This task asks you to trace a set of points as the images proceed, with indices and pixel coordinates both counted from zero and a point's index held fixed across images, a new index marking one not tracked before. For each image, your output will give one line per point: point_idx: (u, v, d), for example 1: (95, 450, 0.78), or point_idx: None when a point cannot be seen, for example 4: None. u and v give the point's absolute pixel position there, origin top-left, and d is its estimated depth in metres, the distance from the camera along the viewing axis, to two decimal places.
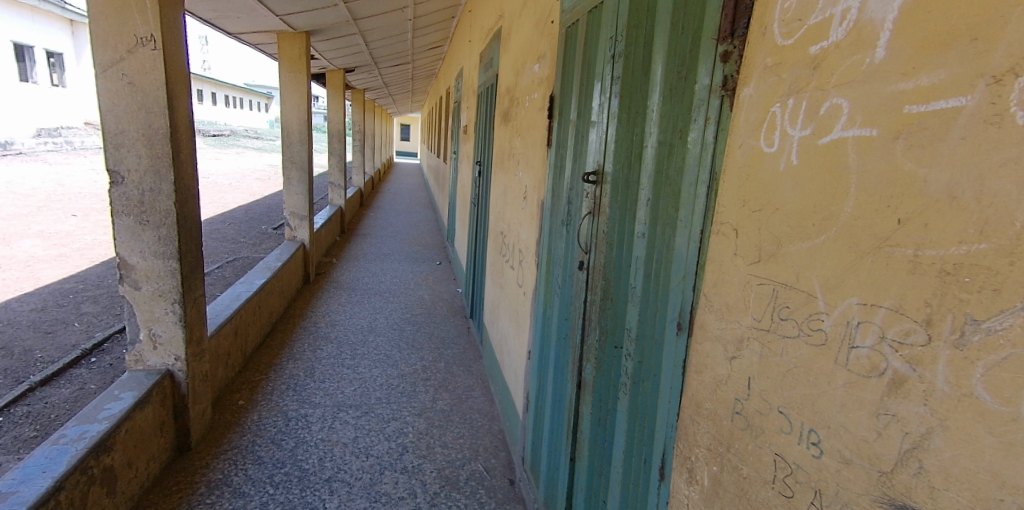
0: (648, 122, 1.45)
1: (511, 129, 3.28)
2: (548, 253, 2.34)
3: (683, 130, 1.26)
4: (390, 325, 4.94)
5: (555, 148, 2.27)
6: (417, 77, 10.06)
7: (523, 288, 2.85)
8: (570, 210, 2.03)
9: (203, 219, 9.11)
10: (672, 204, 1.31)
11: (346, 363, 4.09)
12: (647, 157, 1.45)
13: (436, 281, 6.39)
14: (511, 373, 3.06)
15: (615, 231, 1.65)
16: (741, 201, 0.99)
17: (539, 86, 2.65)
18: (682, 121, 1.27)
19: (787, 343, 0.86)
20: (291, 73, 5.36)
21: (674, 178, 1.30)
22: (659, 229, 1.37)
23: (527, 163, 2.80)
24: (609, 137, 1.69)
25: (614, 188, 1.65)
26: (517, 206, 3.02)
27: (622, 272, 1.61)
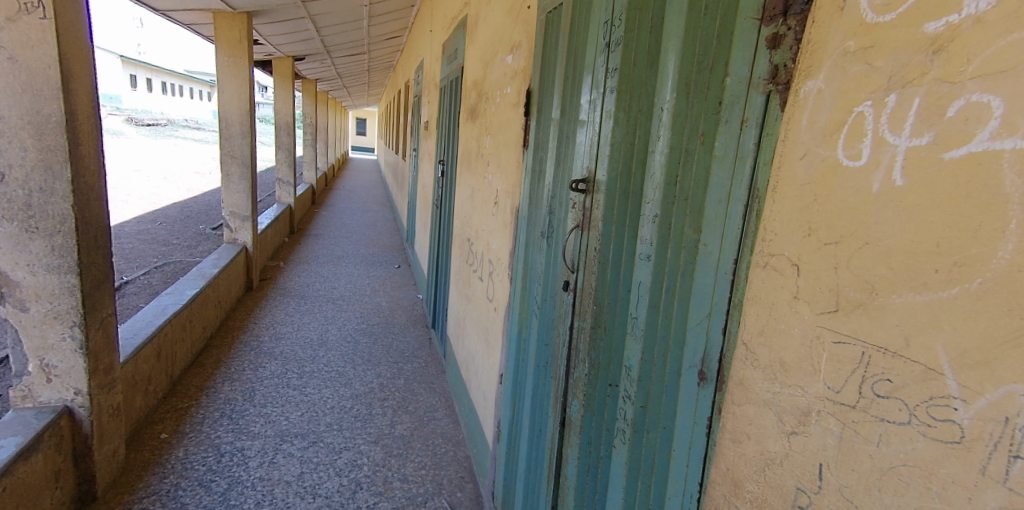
0: (658, 122, 1.21)
1: (479, 127, 3.02)
2: (525, 267, 2.09)
3: (708, 134, 1.02)
4: (345, 337, 4.60)
5: (532, 151, 2.02)
6: (374, 70, 9.63)
7: (494, 303, 2.58)
8: (553, 221, 1.79)
9: (134, 217, 8.42)
10: (690, 225, 1.07)
11: (293, 383, 3.76)
12: (655, 167, 1.21)
13: (394, 287, 6.05)
14: (479, 395, 2.80)
15: (611, 250, 1.42)
16: (805, 228, 0.75)
17: (511, 80, 2.39)
18: (706, 123, 1.03)
19: (886, 429, 0.63)
20: (231, 58, 4.92)
21: (694, 194, 1.06)
22: (674, 251, 1.13)
23: (498, 165, 2.55)
24: (604, 138, 1.43)
25: (609, 200, 1.41)
26: (486, 213, 2.76)
27: (621, 298, 1.37)
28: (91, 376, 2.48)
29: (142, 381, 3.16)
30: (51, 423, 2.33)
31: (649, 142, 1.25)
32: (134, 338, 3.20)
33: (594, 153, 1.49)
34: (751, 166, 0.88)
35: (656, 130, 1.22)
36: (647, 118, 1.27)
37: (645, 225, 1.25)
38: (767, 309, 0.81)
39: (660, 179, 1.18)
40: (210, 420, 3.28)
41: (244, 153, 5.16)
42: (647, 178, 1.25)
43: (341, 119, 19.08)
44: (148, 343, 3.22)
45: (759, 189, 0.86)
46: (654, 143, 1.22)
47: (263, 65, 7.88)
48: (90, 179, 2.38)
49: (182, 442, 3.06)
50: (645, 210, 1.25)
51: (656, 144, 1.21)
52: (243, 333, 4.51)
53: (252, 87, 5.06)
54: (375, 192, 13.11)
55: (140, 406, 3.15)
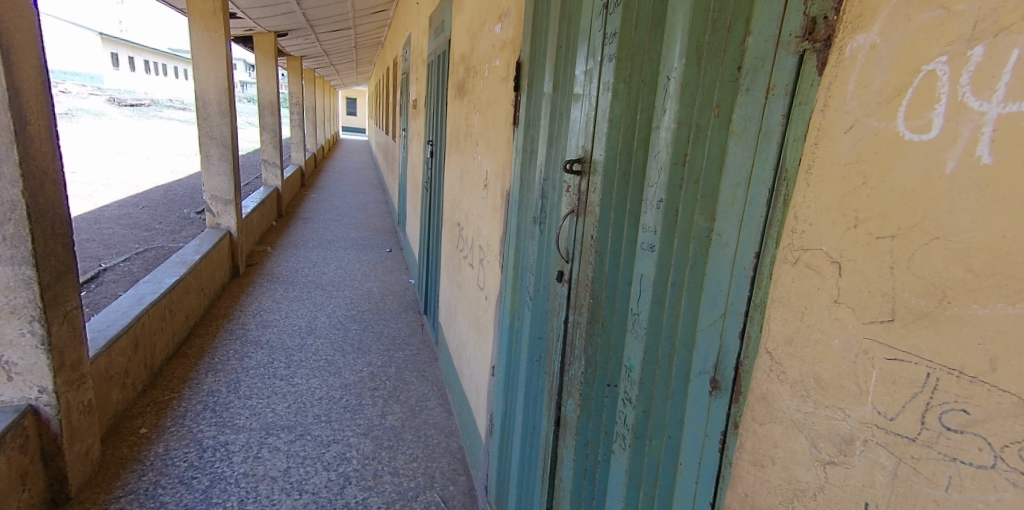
0: (664, 94, 1.06)
1: (467, 104, 2.84)
2: (517, 254, 1.94)
3: (725, 106, 0.88)
4: (334, 324, 4.45)
5: (523, 129, 1.86)
6: (363, 47, 9.35)
7: (485, 292, 2.45)
8: (547, 205, 1.64)
9: (117, 201, 8.20)
10: (702, 213, 0.93)
11: (279, 373, 3.63)
12: (660, 145, 1.07)
13: (385, 272, 5.89)
14: (471, 385, 2.69)
15: (610, 237, 1.28)
16: (850, 216, 0.61)
17: (500, 51, 2.22)
18: (722, 93, 0.88)
19: (959, 472, 0.51)
20: (206, 32, 4.68)
21: (707, 176, 0.92)
22: (683, 240, 0.99)
23: (486, 145, 2.39)
24: (602, 113, 1.28)
25: (608, 182, 1.26)
26: (475, 196, 2.60)
27: (622, 291, 1.24)
28: (55, 373, 2.39)
29: (118, 375, 3.03)
30: (15, 424, 2.23)
31: (655, 116, 1.10)
32: (107, 330, 3.06)
33: (591, 129, 1.34)
34: (781, 141, 0.73)
35: (661, 104, 1.07)
36: (652, 89, 1.12)
37: (649, 211, 1.11)
38: (799, 313, 0.68)
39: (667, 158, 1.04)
40: (192, 413, 3.15)
41: (224, 134, 4.93)
42: (652, 158, 1.10)
43: (332, 100, 18.72)
44: (123, 334, 3.07)
45: (788, 170, 0.72)
46: (660, 117, 1.07)
47: (244, 42, 7.62)
48: (43, 163, 2.31)
49: (161, 437, 2.94)
50: (649, 193, 1.11)
51: (661, 119, 1.07)
52: (228, 321, 4.36)
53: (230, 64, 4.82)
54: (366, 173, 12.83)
55: (117, 401, 3.02)
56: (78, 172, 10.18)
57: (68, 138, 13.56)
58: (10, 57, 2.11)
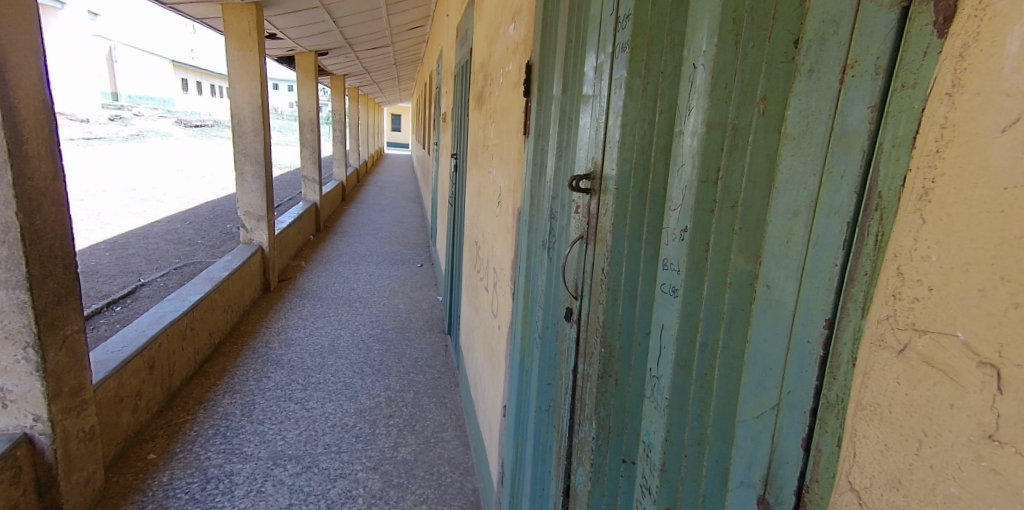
0: (689, 89, 0.79)
1: (486, 114, 2.57)
2: (526, 281, 1.66)
3: (776, 99, 0.60)
4: (361, 341, 4.06)
5: (532, 140, 1.59)
6: (401, 64, 9.30)
7: (497, 319, 2.12)
8: (554, 228, 1.37)
9: (162, 217, 8.39)
10: (742, 249, 0.65)
11: (295, 395, 3.30)
12: (685, 155, 0.79)
13: (413, 289, 5.40)
14: (486, 422, 2.34)
15: (623, 272, 1.00)
16: (1017, 281, 0.34)
17: (514, 54, 1.95)
18: (769, 80, 0.61)
19: None
20: (241, 52, 4.48)
21: (753, 197, 0.64)
22: (718, 285, 0.71)
23: (500, 157, 2.13)
24: (615, 116, 1.01)
25: (621, 203, 0.99)
26: (490, 213, 2.33)
27: (640, 344, 0.96)
28: (52, 400, 2.17)
29: (130, 396, 2.78)
30: (0, 456, 2.01)
31: (678, 118, 0.83)
32: (121, 352, 2.81)
33: (602, 135, 1.07)
34: (870, 146, 0.46)
35: (685, 102, 0.81)
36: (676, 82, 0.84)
37: (672, 241, 0.84)
38: (911, 443, 0.40)
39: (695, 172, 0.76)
40: (202, 437, 2.87)
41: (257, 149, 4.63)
42: (677, 173, 0.83)
43: (375, 115, 18.97)
44: (137, 354, 2.83)
45: (883, 191, 0.45)
46: (685, 118, 0.80)
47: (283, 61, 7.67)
48: (43, 184, 2.14)
49: (169, 463, 2.66)
50: (672, 217, 0.83)
51: (686, 122, 0.80)
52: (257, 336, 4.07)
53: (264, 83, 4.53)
54: (405, 187, 12.76)
55: (128, 423, 2.76)
56: (137, 189, 10.57)
57: (131, 156, 14.22)
58: (6, 74, 1.95)
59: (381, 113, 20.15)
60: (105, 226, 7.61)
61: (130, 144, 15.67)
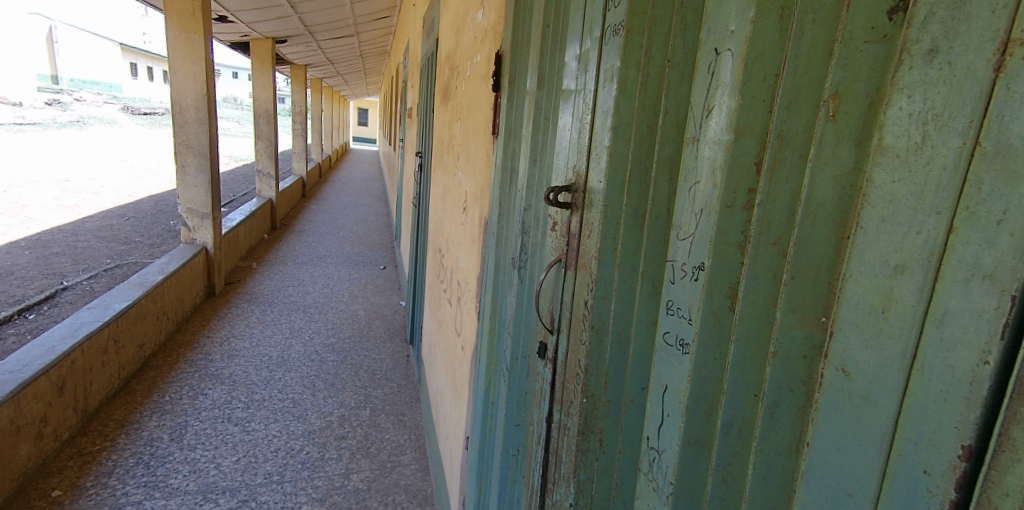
0: (707, 82, 0.60)
1: (450, 109, 2.31)
2: (492, 302, 1.43)
3: (845, 103, 0.43)
4: (314, 329, 3.26)
5: (502, 142, 1.38)
6: (367, 57, 8.93)
7: (461, 338, 1.86)
8: (526, 245, 1.17)
9: (98, 213, 7.77)
10: (789, 305, 0.48)
11: (236, 415, 2.46)
12: (701, 170, 0.61)
13: (376, 291, 4.07)
14: (445, 451, 2.01)
15: (612, 309, 0.81)
16: None
17: (482, 42, 1.71)
18: (833, 75, 0.44)
19: None
20: (183, 32, 3.46)
21: (807, 236, 0.46)
22: (754, 348, 0.53)
23: (466, 158, 1.89)
24: (603, 115, 0.82)
25: (610, 224, 0.80)
26: (454, 219, 2.09)
27: (633, 401, 0.77)
28: None
29: (30, 424, 1.99)
30: None
31: (690, 121, 0.65)
32: (21, 371, 2.01)
33: (587, 139, 0.87)
34: None
35: (698, 102, 0.62)
36: (690, 73, 0.65)
37: (680, 279, 0.65)
38: None
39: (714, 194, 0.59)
40: (116, 469, 2.07)
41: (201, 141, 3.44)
42: (683, 191, 0.65)
43: (340, 109, 18.39)
44: (38, 371, 2.02)
45: None
46: (701, 121, 0.61)
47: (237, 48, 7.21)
48: None
49: (76, 504, 1.89)
50: (679, 249, 0.65)
51: (701, 126, 0.61)
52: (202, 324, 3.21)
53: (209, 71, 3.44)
54: (370, 183, 12.28)
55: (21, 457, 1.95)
56: (73, 181, 9.82)
57: (71, 144, 13.30)
58: None
59: (346, 107, 19.49)
60: (30, 221, 6.97)
61: (71, 131, 14.66)
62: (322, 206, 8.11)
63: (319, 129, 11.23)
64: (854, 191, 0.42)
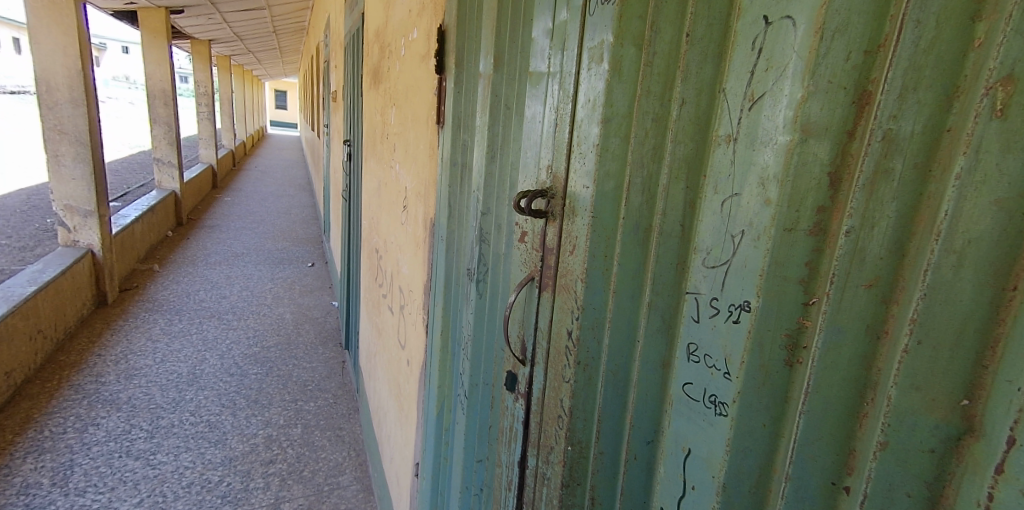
0: (753, 62, 0.45)
1: (382, 95, 2.08)
2: (444, 315, 1.25)
3: (1021, 95, 0.30)
4: (231, 339, 2.80)
5: (449, 132, 1.19)
6: (284, 34, 8.29)
7: (405, 352, 1.67)
8: (485, 255, 1.00)
9: None
10: (902, 379, 0.34)
11: (136, 447, 1.99)
12: (743, 179, 0.46)
13: (304, 291, 3.58)
14: (390, 473, 1.81)
15: (605, 344, 0.65)
16: None
17: (418, 18, 1.50)
18: (992, 59, 0.31)
19: None
20: None
21: (940, 285, 0.33)
22: (835, 422, 0.40)
23: (404, 151, 1.68)
24: (587, 102, 0.65)
25: (599, 239, 0.64)
26: (393, 217, 1.88)
27: (637, 459, 0.62)
28: None
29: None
30: None
31: (719, 114, 0.49)
32: None
33: (565, 134, 0.70)
34: None
35: (734, 90, 0.47)
36: (718, 48, 0.49)
37: (709, 318, 0.50)
38: None
39: (761, 214, 0.43)
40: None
41: (81, 128, 2.74)
42: (708, 204, 0.50)
43: (256, 93, 17.14)
44: None
45: None
46: (741, 114, 0.46)
47: None
48: None
49: None
50: (703, 280, 0.51)
51: (741, 121, 0.46)
52: (90, 337, 2.63)
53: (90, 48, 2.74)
54: (292, 172, 11.51)
55: None
56: None
57: None
58: None
59: (261, 91, 18.20)
60: None
61: None
62: (238, 198, 7.47)
63: (231, 113, 10.32)
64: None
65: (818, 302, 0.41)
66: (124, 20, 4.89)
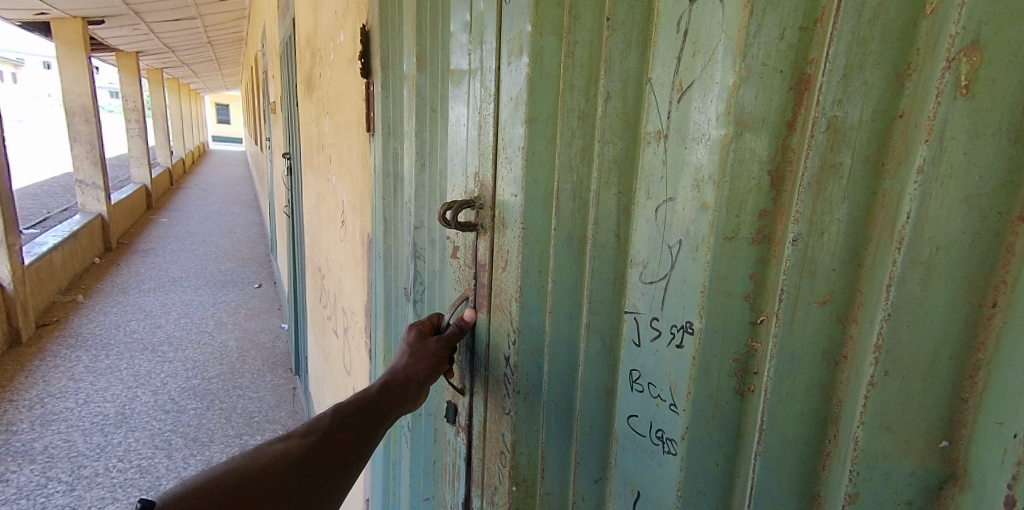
0: (678, 47, 0.39)
1: (315, 104, 1.96)
2: (386, 336, 1.15)
3: (990, 67, 0.24)
4: (166, 373, 2.54)
5: (379, 140, 1.10)
6: (221, 46, 7.95)
7: (352, 378, 1.56)
8: (421, 273, 0.91)
9: None
10: (869, 418, 0.29)
11: (53, 503, 1.75)
12: (677, 181, 0.40)
13: (250, 314, 3.36)
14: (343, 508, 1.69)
15: (545, 372, 0.58)
16: None
17: (344, 19, 1.41)
18: (953, 25, 0.25)
19: None
20: None
21: (906, 303, 0.27)
22: (792, 459, 0.34)
23: (339, 162, 1.58)
24: (510, 101, 0.58)
25: (532, 253, 0.57)
26: (332, 234, 1.76)
27: (586, 500, 0.55)
28: None
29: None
30: None
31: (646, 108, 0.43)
32: None
33: (488, 137, 0.63)
34: None
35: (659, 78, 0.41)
36: (643, 27, 0.44)
37: (651, 339, 0.44)
38: None
39: (698, 223, 0.37)
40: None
41: None
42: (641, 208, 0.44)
43: (197, 107, 16.45)
44: None
45: None
46: (669, 108, 0.40)
47: None
48: None
49: None
50: (642, 298, 0.44)
51: (670, 115, 0.40)
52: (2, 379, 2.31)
53: None
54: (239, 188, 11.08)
55: None
56: None
57: None
58: None
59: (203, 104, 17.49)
60: None
61: None
62: (178, 219, 7.09)
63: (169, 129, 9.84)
64: (1002, 230, 0.25)
65: (766, 321, 0.35)
66: (36, 32, 4.54)
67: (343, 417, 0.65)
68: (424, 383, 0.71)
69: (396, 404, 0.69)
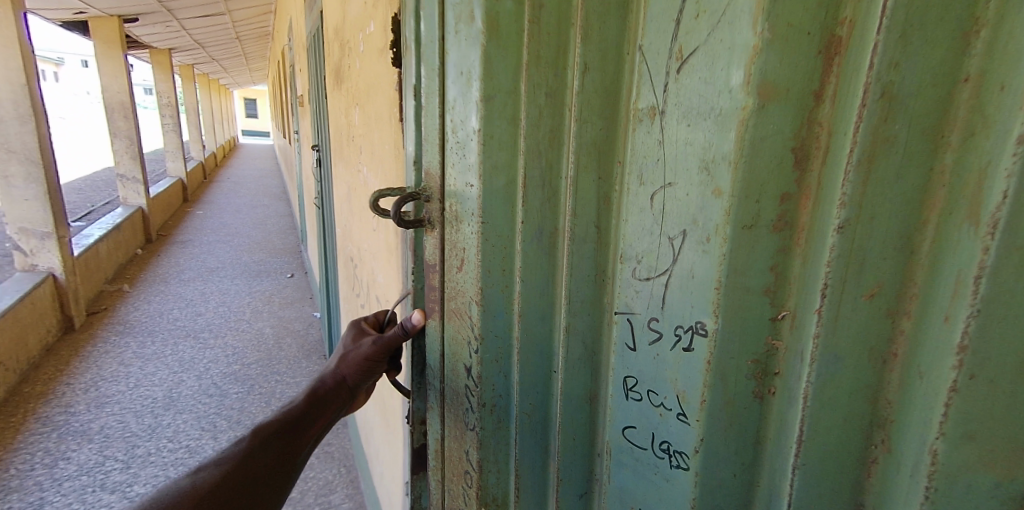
0: (677, 9, 0.38)
1: (346, 94, 1.98)
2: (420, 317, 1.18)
3: None
4: (209, 358, 2.63)
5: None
6: (247, 40, 8.04)
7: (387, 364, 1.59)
8: None
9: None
10: (951, 427, 0.30)
11: (111, 480, 1.86)
12: (678, 167, 0.40)
13: (284, 303, 3.44)
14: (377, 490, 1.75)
15: (518, 374, 0.57)
16: None
17: (377, 7, 1.42)
18: None
19: None
20: None
21: (1000, 295, 0.27)
22: (836, 463, 0.37)
23: (374, 150, 1.59)
24: (457, 92, 0.56)
25: (493, 251, 0.55)
26: (367, 222, 1.78)
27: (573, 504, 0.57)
28: None
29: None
30: None
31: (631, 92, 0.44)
32: None
33: (434, 131, 0.60)
34: None
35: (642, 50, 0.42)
36: (621, 1, 0.44)
37: (648, 342, 0.45)
38: None
39: (705, 213, 0.38)
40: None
41: (30, 146, 2.46)
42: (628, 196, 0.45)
43: (226, 101, 16.78)
44: None
45: None
46: (666, 81, 0.40)
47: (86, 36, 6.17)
48: None
49: None
50: (635, 298, 0.45)
51: (665, 92, 0.40)
52: (58, 363, 2.45)
53: (34, 59, 2.44)
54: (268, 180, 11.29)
55: None
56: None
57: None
58: None
59: (231, 99, 17.80)
60: None
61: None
62: (213, 211, 7.28)
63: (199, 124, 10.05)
64: None
65: (787, 316, 0.37)
66: (74, 31, 4.67)
67: (269, 432, 0.69)
68: (353, 387, 0.76)
69: (326, 410, 0.74)
